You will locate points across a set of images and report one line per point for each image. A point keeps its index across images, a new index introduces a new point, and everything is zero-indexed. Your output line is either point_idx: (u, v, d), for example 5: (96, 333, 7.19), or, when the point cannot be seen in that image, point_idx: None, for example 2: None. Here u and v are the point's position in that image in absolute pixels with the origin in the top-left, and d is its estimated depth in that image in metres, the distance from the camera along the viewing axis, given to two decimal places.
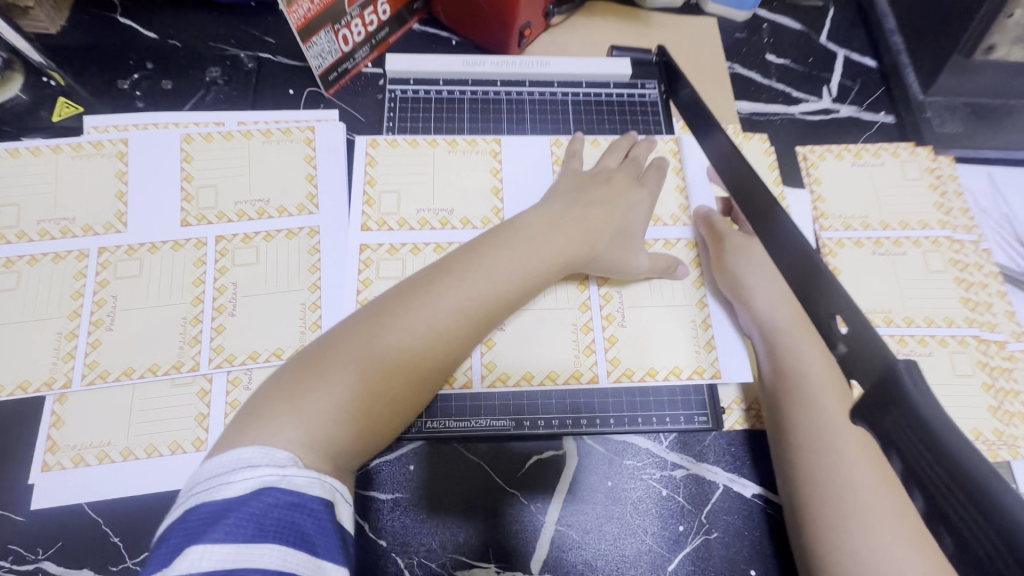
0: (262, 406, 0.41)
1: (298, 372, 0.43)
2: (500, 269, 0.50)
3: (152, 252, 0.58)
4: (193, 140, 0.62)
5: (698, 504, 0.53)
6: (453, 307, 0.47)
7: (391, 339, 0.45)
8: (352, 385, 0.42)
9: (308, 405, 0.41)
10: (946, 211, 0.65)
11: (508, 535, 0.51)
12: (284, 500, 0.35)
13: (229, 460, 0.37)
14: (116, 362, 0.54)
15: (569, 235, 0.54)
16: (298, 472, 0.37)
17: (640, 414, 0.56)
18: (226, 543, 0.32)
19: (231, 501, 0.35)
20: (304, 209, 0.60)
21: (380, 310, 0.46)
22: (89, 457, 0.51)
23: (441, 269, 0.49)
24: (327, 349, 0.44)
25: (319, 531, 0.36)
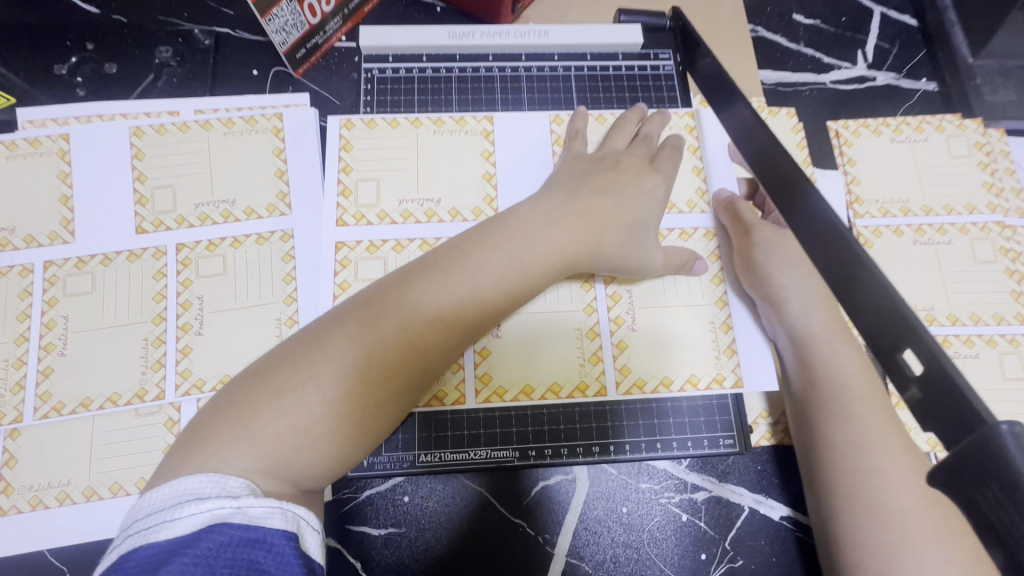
0: (210, 425, 0.36)
1: (252, 384, 0.37)
2: (489, 276, 0.43)
3: (105, 265, 0.51)
4: (143, 133, 0.54)
5: (722, 529, 0.48)
6: (430, 313, 0.41)
7: (358, 351, 0.38)
8: (309, 406, 0.36)
9: (261, 427, 0.35)
10: (997, 192, 0.58)
11: (514, 571, 0.47)
12: (238, 536, 0.30)
13: (175, 493, 0.32)
14: (72, 391, 0.48)
15: (563, 228, 0.46)
16: (255, 502, 0.32)
17: (659, 440, 0.49)
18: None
19: (176, 542, 0.30)
20: (275, 210, 0.53)
21: (348, 314, 0.40)
22: (48, 500, 0.46)
23: (421, 268, 0.43)
24: (285, 359, 0.38)
25: (280, 568, 0.30)
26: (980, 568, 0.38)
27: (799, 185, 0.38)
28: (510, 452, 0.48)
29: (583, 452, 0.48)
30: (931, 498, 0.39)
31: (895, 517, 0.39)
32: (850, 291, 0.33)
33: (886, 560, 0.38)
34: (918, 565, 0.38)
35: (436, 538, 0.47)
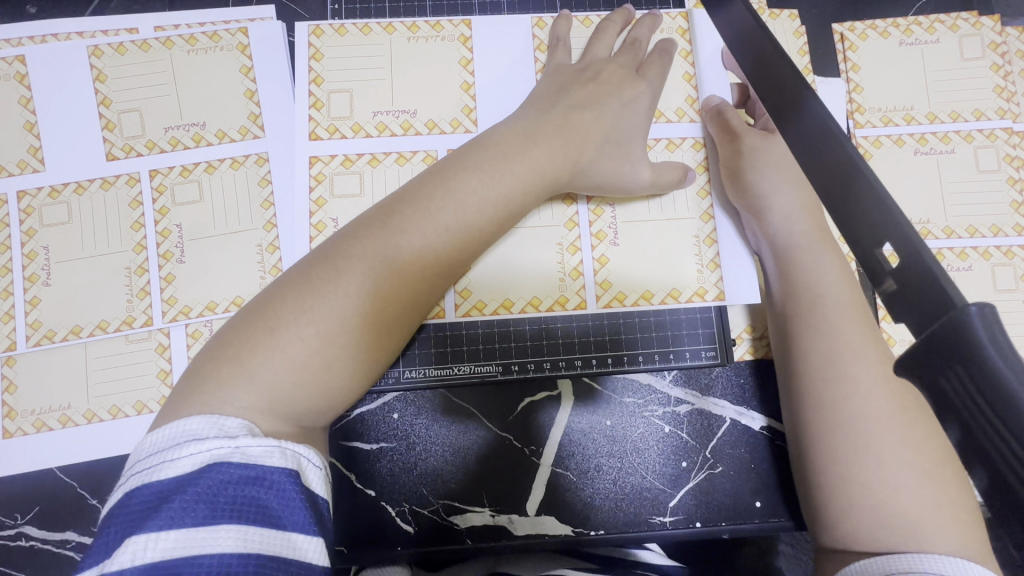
0: (206, 367, 0.35)
1: (245, 324, 0.37)
2: (469, 196, 0.42)
3: (80, 193, 0.50)
4: (103, 53, 0.51)
5: (703, 439, 0.50)
6: (417, 244, 0.40)
7: (349, 285, 0.37)
8: (305, 340, 0.36)
9: (258, 365, 0.35)
10: (1008, 96, 0.55)
11: (501, 480, 0.49)
12: (238, 475, 0.30)
13: (173, 433, 0.32)
14: (62, 320, 0.49)
15: (539, 146, 0.44)
16: (251, 443, 0.31)
17: (672, 349, 0.49)
18: (173, 530, 0.28)
19: (178, 481, 0.30)
20: (248, 133, 0.51)
21: (336, 249, 0.39)
22: (51, 422, 0.48)
23: (403, 197, 0.42)
24: (274, 297, 0.37)
25: (282, 504, 0.30)
26: (940, 470, 0.39)
27: (799, 100, 0.35)
28: (493, 367, 0.49)
29: (565, 365, 0.49)
30: (908, 408, 0.40)
31: (872, 426, 0.40)
32: (839, 203, 0.31)
33: (849, 465, 0.40)
34: (879, 468, 0.39)
35: (428, 453, 0.49)
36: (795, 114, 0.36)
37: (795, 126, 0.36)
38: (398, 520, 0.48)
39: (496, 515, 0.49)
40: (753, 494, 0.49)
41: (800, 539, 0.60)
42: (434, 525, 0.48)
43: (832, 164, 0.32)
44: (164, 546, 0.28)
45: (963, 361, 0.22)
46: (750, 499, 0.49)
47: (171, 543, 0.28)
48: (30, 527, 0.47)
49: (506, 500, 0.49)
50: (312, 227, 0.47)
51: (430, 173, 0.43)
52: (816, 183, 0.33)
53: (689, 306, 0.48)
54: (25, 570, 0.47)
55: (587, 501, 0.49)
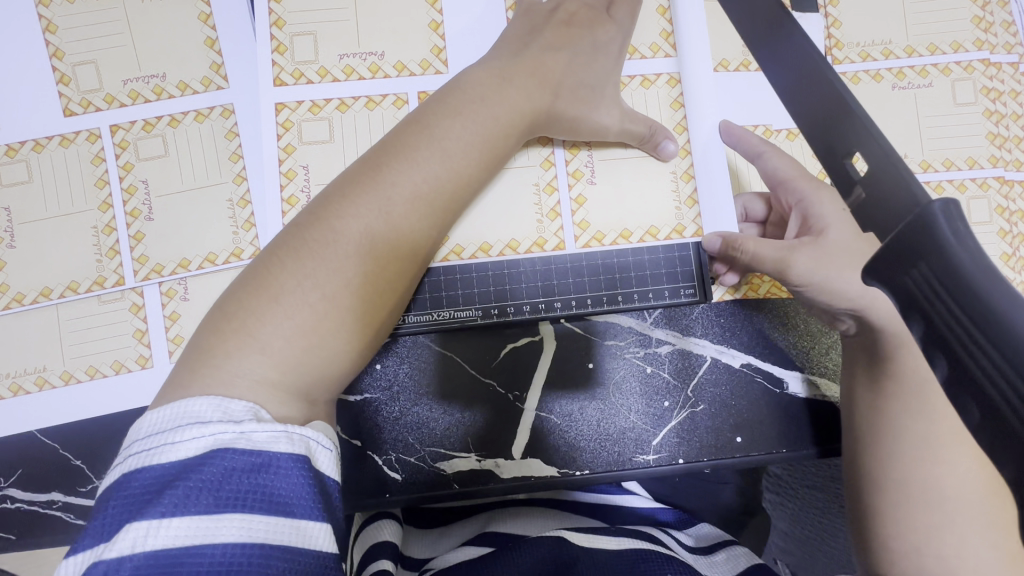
0: (212, 339, 0.34)
1: (243, 293, 0.35)
2: (450, 151, 0.41)
3: (38, 151, 0.48)
4: (51, 2, 0.49)
5: (684, 379, 0.50)
6: (409, 195, 0.39)
7: (340, 243, 0.37)
8: (310, 307, 0.35)
9: (268, 334, 0.34)
10: (986, 26, 0.54)
11: (487, 428, 0.50)
12: (243, 462, 0.29)
13: (177, 415, 0.30)
14: (30, 282, 0.47)
15: (514, 90, 0.43)
16: (257, 428, 0.30)
17: (651, 288, 0.49)
18: (175, 518, 0.27)
19: (180, 466, 0.29)
20: (211, 83, 0.49)
21: (326, 209, 0.38)
22: (27, 386, 0.47)
23: (384, 151, 0.40)
24: (270, 263, 0.36)
25: (289, 493, 0.29)
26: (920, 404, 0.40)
27: (785, 36, 0.36)
28: (472, 311, 0.48)
29: (546, 308, 0.48)
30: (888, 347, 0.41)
31: None
32: (826, 130, 0.32)
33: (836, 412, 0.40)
34: None
35: (415, 404, 0.49)
36: (782, 46, 0.36)
37: (789, 53, 0.35)
38: (384, 469, 0.49)
39: (482, 461, 0.49)
40: (734, 431, 0.50)
41: (801, 467, 0.61)
42: (426, 476, 0.49)
43: (819, 98, 0.32)
44: (166, 535, 0.27)
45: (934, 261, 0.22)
46: (731, 435, 0.50)
47: (175, 531, 0.27)
48: (15, 490, 0.47)
49: (491, 445, 0.49)
50: (281, 175, 0.46)
51: (408, 124, 0.42)
52: (803, 120, 0.34)
53: (665, 243, 0.48)
54: (14, 531, 0.47)
55: (571, 443, 0.50)
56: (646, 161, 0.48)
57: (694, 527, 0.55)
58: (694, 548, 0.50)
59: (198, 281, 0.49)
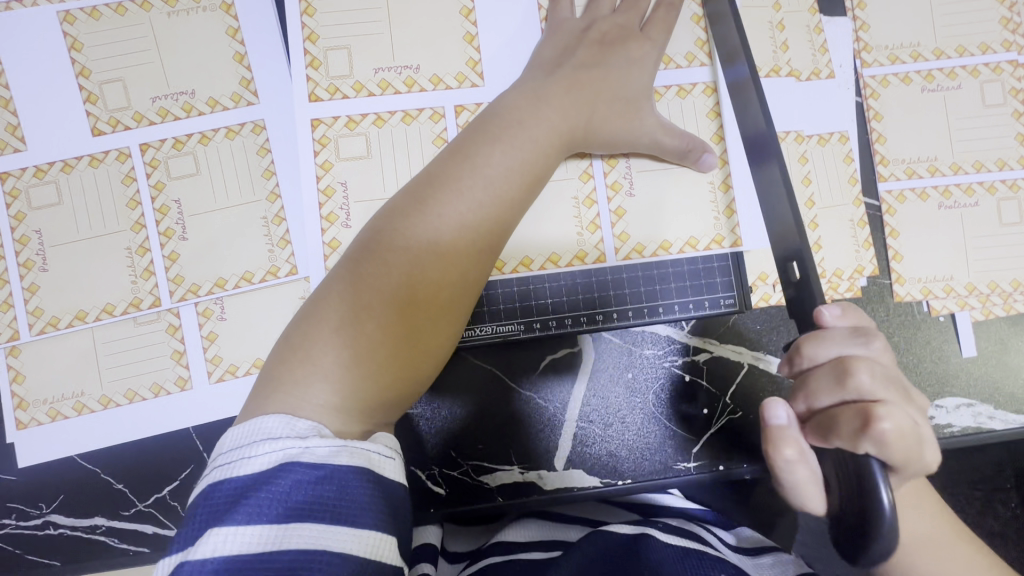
0: (280, 369, 0.34)
1: (306, 324, 0.36)
2: (495, 171, 0.40)
3: (67, 172, 0.48)
4: (76, 19, 0.48)
5: (722, 386, 0.51)
6: (457, 220, 0.39)
7: (393, 271, 0.37)
8: (370, 336, 0.35)
9: (330, 361, 0.34)
10: (1013, 27, 0.54)
11: (531, 441, 0.50)
12: (309, 474, 0.30)
13: (248, 431, 0.31)
14: (64, 306, 0.47)
15: (553, 106, 0.43)
16: (321, 442, 0.30)
17: (691, 300, 0.49)
18: (248, 526, 0.28)
19: (251, 478, 0.30)
20: (242, 99, 0.49)
21: (377, 239, 0.38)
22: (66, 410, 0.46)
23: (434, 177, 0.40)
24: (329, 293, 0.37)
25: (350, 503, 0.30)
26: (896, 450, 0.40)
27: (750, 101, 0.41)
28: (514, 325, 0.49)
29: (587, 321, 0.49)
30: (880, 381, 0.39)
31: None
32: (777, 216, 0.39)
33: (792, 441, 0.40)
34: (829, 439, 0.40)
35: (455, 418, 0.49)
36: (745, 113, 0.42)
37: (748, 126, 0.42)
38: (427, 483, 0.49)
39: (525, 473, 0.49)
40: None
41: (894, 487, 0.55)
42: (466, 486, 0.49)
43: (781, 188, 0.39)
44: (240, 541, 0.28)
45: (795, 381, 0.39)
46: None
47: (248, 538, 0.28)
48: (57, 516, 0.47)
49: (534, 457, 0.50)
50: (319, 192, 0.46)
51: (453, 150, 0.41)
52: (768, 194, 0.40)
53: (704, 254, 0.48)
54: (58, 558, 0.47)
55: (612, 453, 0.50)
56: (685, 172, 0.48)
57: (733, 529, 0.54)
58: (739, 547, 0.50)
59: (234, 300, 0.48)
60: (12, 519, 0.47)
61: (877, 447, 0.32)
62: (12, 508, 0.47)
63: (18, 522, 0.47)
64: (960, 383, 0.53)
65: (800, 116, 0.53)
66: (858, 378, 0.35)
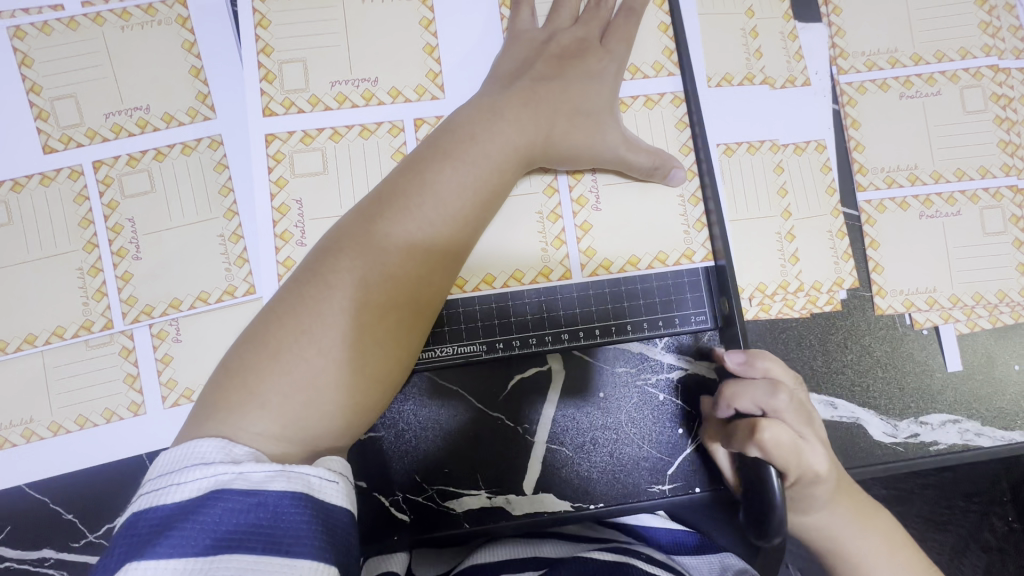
0: (217, 399, 0.33)
1: (246, 353, 0.34)
2: (447, 189, 0.39)
3: (18, 191, 0.46)
4: (26, 34, 0.47)
5: (698, 403, 0.49)
6: (406, 242, 0.37)
7: (338, 297, 0.35)
8: (312, 365, 0.33)
9: (268, 391, 0.32)
10: (993, 32, 0.53)
11: (498, 464, 0.48)
12: (241, 501, 0.28)
13: (179, 455, 0.29)
14: (12, 329, 0.45)
15: (512, 120, 0.42)
16: (255, 467, 0.29)
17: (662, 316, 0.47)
18: (170, 560, 0.26)
19: (177, 507, 0.27)
20: (198, 114, 0.47)
21: (323, 263, 0.36)
22: (14, 437, 0.45)
23: (383, 197, 0.39)
24: (272, 319, 0.35)
25: (286, 531, 0.28)
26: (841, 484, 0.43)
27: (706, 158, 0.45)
28: (477, 345, 0.46)
29: (552, 340, 0.47)
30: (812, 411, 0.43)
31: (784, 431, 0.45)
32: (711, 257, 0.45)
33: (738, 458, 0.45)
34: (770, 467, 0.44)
35: (420, 441, 0.48)
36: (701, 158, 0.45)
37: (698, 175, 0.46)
38: (391, 509, 0.47)
39: (493, 498, 0.48)
40: None
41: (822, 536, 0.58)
42: (432, 512, 0.47)
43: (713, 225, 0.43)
44: None
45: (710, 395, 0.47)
46: None
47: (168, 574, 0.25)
48: (4, 548, 0.45)
49: (502, 481, 0.48)
50: (274, 209, 0.44)
51: (406, 168, 0.40)
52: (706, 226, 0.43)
53: (675, 269, 0.47)
54: None
55: (584, 475, 0.48)
56: (653, 186, 0.46)
57: (719, 557, 0.50)
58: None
59: (190, 320, 0.47)
60: None
61: (762, 452, 0.38)
62: None
63: None
64: (947, 399, 0.51)
65: (776, 124, 0.52)
66: (779, 397, 0.41)
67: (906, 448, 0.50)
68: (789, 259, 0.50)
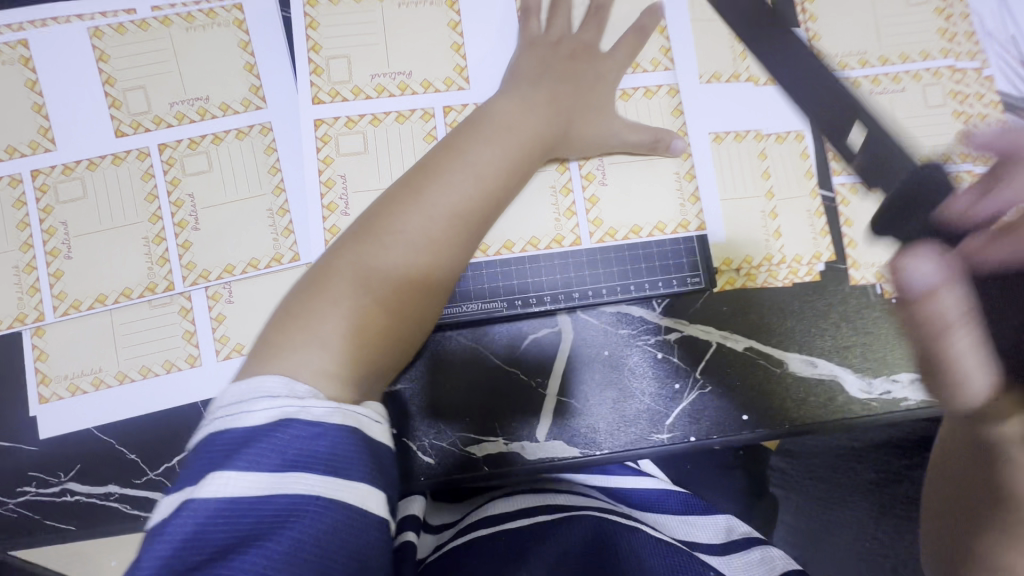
0: (282, 332, 0.38)
1: (307, 296, 0.40)
2: (481, 169, 0.46)
3: (92, 169, 0.53)
4: (104, 34, 0.54)
5: (693, 362, 0.54)
6: (445, 210, 0.44)
7: (389, 252, 0.41)
8: (366, 307, 0.39)
9: (327, 326, 0.38)
10: (950, 37, 0.60)
11: (514, 414, 0.53)
12: (305, 431, 0.33)
13: (250, 387, 0.35)
14: (86, 290, 0.51)
15: (537, 115, 0.50)
16: (316, 403, 0.34)
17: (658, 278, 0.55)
18: (249, 473, 0.32)
19: (251, 430, 0.33)
20: (251, 104, 0.54)
21: (375, 226, 0.43)
22: (84, 385, 0.50)
23: (425, 172, 0.45)
24: (327, 269, 0.41)
25: (341, 458, 0.33)
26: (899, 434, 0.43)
27: None
28: (499, 302, 0.54)
29: (565, 298, 0.54)
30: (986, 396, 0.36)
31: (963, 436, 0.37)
32: None
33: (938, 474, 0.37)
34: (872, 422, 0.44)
35: (443, 393, 0.53)
36: None
37: None
38: (417, 453, 0.52)
39: (509, 444, 0.53)
40: (739, 409, 0.54)
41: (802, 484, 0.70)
42: (454, 456, 0.53)
43: None
44: (241, 485, 0.31)
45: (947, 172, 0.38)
46: (737, 413, 0.54)
47: (248, 484, 0.31)
48: (73, 483, 0.50)
49: (517, 430, 0.53)
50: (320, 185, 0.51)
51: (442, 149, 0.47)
52: None
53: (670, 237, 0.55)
54: (73, 523, 0.50)
55: (592, 425, 0.53)
56: (649, 168, 0.54)
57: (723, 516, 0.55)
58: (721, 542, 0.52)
59: (241, 284, 0.53)
60: (32, 487, 0.50)
61: None
62: (32, 477, 0.50)
63: (37, 490, 0.50)
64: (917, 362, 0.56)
65: (759, 117, 0.58)
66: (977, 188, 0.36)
67: (881, 404, 0.56)
68: (772, 235, 0.57)
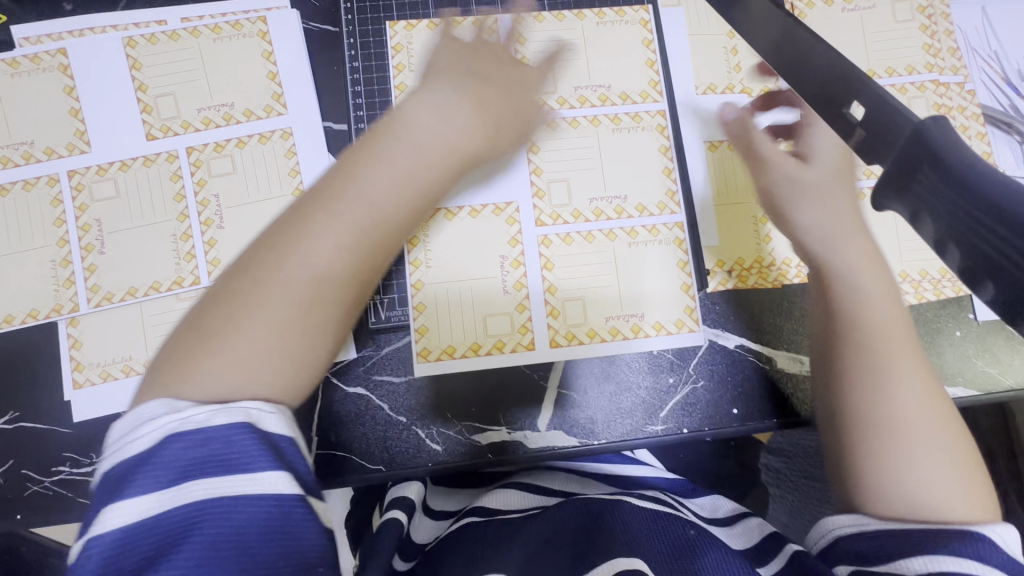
0: (205, 326, 0.38)
1: (231, 289, 0.39)
2: (397, 169, 0.44)
3: (125, 170, 0.56)
4: (137, 44, 0.57)
5: (687, 358, 0.58)
6: (363, 210, 0.42)
7: (306, 250, 0.40)
8: (288, 304, 0.39)
9: (252, 321, 0.38)
10: (935, 53, 0.63)
11: (518, 404, 0.57)
12: (190, 440, 0.34)
13: (132, 417, 0.35)
14: (117, 283, 0.55)
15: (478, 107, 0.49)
16: (195, 410, 0.35)
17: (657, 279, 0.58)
18: (142, 496, 0.32)
19: (138, 456, 0.33)
20: (273, 110, 0.57)
21: (296, 222, 0.41)
22: (115, 372, 0.54)
23: (341, 170, 0.44)
24: (249, 262, 0.40)
25: (238, 455, 0.34)
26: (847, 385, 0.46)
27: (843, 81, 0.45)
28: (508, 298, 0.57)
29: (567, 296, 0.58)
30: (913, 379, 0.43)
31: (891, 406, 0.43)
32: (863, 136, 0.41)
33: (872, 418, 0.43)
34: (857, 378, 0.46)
35: (449, 384, 0.56)
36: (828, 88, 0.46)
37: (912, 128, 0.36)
38: (424, 441, 0.55)
39: (512, 432, 0.56)
40: (730, 403, 0.57)
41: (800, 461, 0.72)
42: (460, 444, 0.56)
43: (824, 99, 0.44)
44: (138, 509, 0.32)
45: (936, 157, 0.32)
46: (728, 407, 0.57)
47: (146, 505, 0.32)
48: None
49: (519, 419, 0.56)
50: None
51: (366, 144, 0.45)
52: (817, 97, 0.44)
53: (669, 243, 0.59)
54: None
55: (590, 418, 0.57)
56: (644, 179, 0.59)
57: (711, 498, 0.59)
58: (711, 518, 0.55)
59: None
60: (66, 467, 0.53)
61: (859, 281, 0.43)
62: (66, 458, 0.53)
63: (71, 470, 0.53)
64: None
65: None
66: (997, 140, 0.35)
67: None
68: (764, 239, 0.60)
